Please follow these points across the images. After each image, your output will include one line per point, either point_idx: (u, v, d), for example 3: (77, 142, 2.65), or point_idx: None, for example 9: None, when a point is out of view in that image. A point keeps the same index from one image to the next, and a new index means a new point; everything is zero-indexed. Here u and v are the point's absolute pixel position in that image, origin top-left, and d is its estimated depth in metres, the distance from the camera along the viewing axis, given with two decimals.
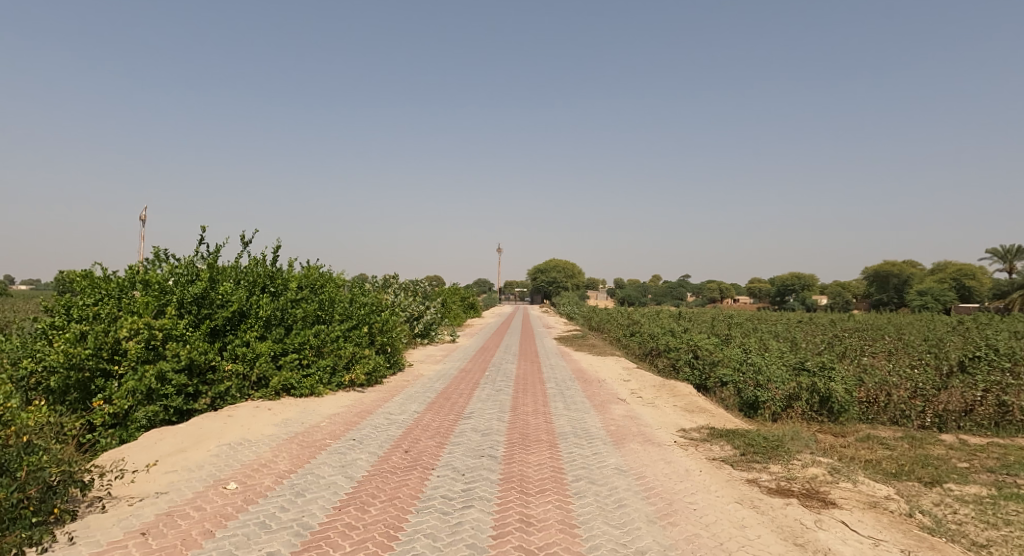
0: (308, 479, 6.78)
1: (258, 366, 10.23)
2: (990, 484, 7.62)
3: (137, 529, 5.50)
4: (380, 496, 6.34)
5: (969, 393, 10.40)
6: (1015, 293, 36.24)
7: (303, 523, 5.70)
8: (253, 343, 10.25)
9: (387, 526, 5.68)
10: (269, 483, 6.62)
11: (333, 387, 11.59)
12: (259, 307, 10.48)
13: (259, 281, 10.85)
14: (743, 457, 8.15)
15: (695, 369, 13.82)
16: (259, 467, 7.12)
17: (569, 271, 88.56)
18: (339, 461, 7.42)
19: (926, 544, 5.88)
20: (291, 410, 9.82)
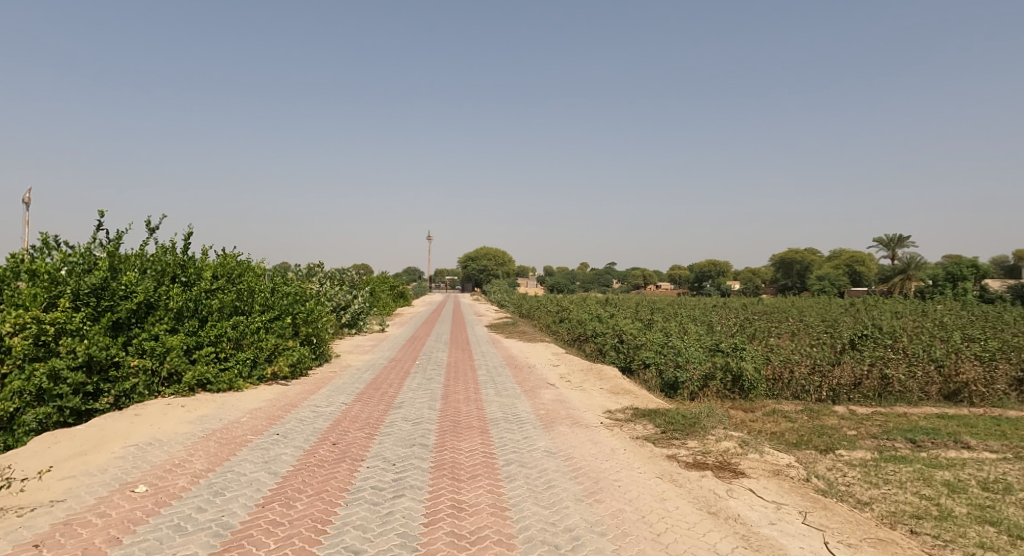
0: (228, 477, 6.69)
1: (169, 361, 9.87)
2: (873, 449, 8.54)
3: (30, 541, 5.30)
4: (307, 490, 6.37)
5: (857, 367, 11.56)
6: (897, 277, 39.92)
7: (223, 523, 5.66)
8: (163, 336, 9.85)
9: (315, 520, 5.74)
10: (183, 484, 6.49)
11: (254, 380, 11.32)
12: (168, 298, 10.08)
13: (168, 270, 10.42)
14: (663, 435, 8.69)
15: (621, 352, 14.38)
16: (171, 467, 6.94)
17: (499, 258, 89.09)
18: (262, 456, 7.35)
19: (820, 504, 6.53)
20: (207, 406, 9.58)
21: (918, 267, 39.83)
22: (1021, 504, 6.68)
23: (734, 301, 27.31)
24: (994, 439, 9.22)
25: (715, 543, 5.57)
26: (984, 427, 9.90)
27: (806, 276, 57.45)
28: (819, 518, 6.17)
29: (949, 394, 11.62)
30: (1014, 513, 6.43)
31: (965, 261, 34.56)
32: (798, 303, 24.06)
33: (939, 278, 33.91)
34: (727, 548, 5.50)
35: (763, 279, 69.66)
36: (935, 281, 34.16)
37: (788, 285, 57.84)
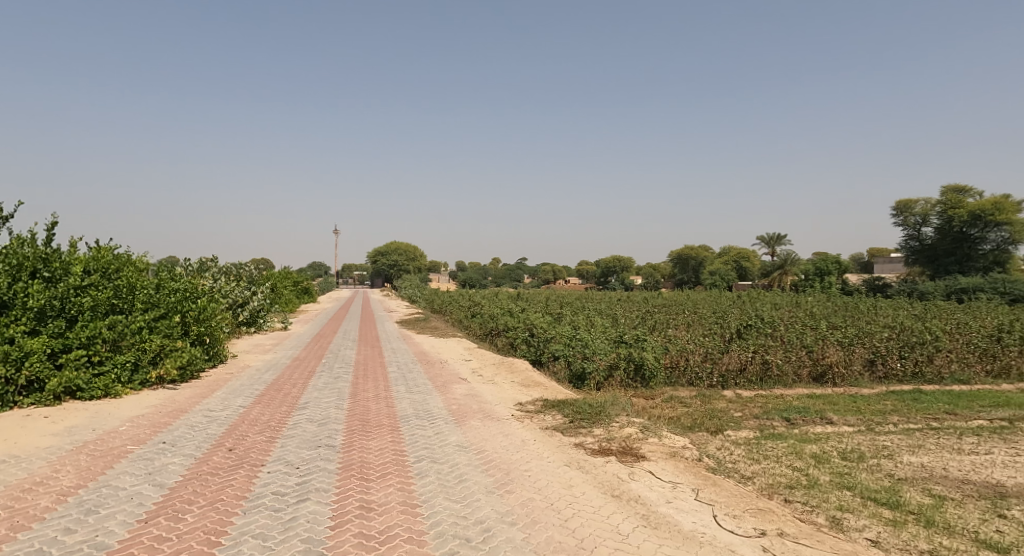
0: (103, 493, 6.31)
1: (28, 367, 9.15)
2: (755, 428, 9.40)
3: None
4: (198, 501, 6.14)
5: (743, 354, 12.64)
6: (777, 271, 43.52)
7: (97, 543, 5.37)
8: (21, 339, 9.07)
9: (208, 532, 5.57)
10: (46, 504, 6.06)
11: (135, 385, 10.67)
12: (26, 296, 9.29)
13: (27, 264, 9.56)
14: (571, 424, 9.09)
15: (531, 346, 14.71)
16: (32, 486, 6.46)
17: (408, 253, 87.94)
18: (144, 468, 6.98)
19: (710, 480, 7.12)
20: (77, 416, 8.92)
21: (793, 262, 43.57)
22: (873, 470, 7.65)
23: (634, 295, 28.79)
24: (853, 414, 10.43)
25: (618, 524, 5.92)
26: (844, 404, 11.18)
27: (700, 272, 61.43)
28: (709, 493, 6.72)
29: (817, 376, 13.06)
30: (868, 478, 7.35)
31: (831, 257, 38.43)
32: (693, 296, 25.77)
33: (809, 272, 37.52)
34: (629, 527, 5.86)
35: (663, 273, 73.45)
36: (807, 276, 37.70)
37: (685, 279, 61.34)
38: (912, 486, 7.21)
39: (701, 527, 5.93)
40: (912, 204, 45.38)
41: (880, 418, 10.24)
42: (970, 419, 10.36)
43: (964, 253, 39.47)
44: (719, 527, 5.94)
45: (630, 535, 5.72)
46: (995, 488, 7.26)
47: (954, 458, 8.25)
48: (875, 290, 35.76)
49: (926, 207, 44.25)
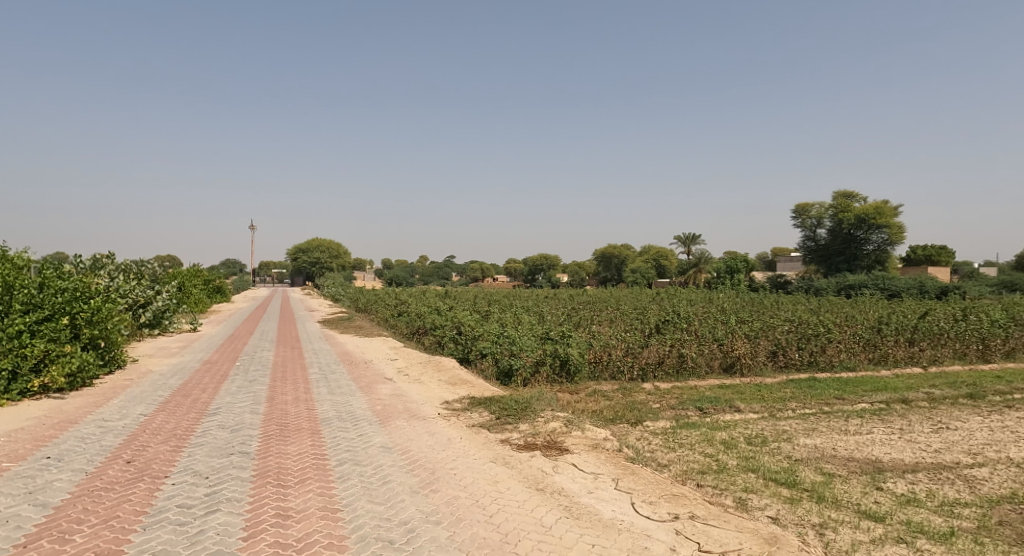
0: None
1: None
2: (671, 418, 9.91)
3: None
4: (90, 520, 5.79)
5: (661, 348, 13.29)
6: (692, 269, 45.76)
7: None
8: None
9: (101, 552, 5.28)
10: None
11: (13, 395, 9.90)
12: None
13: None
14: (497, 420, 9.23)
15: (458, 344, 14.76)
16: None
17: (331, 250, 85.51)
18: (25, 487, 6.49)
19: (628, 469, 7.44)
20: None
21: (706, 261, 45.78)
22: (774, 453, 8.27)
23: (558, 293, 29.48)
24: (757, 402, 11.20)
25: (541, 517, 6.09)
26: (750, 392, 11.98)
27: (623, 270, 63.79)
28: (628, 482, 7.03)
29: (727, 366, 13.95)
30: (769, 460, 7.95)
31: (740, 257, 40.76)
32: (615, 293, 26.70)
33: (720, 270, 39.62)
34: (552, 519, 6.05)
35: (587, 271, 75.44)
36: (718, 273, 39.78)
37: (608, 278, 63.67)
38: (807, 465, 7.86)
39: (619, 514, 6.21)
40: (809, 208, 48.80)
41: (780, 404, 11.06)
42: (856, 403, 11.39)
43: (852, 252, 42.99)
44: (637, 513, 6.25)
45: (553, 527, 5.91)
46: (874, 463, 8.06)
47: (842, 439, 9.06)
48: (777, 287, 38.25)
49: (819, 210, 47.68)
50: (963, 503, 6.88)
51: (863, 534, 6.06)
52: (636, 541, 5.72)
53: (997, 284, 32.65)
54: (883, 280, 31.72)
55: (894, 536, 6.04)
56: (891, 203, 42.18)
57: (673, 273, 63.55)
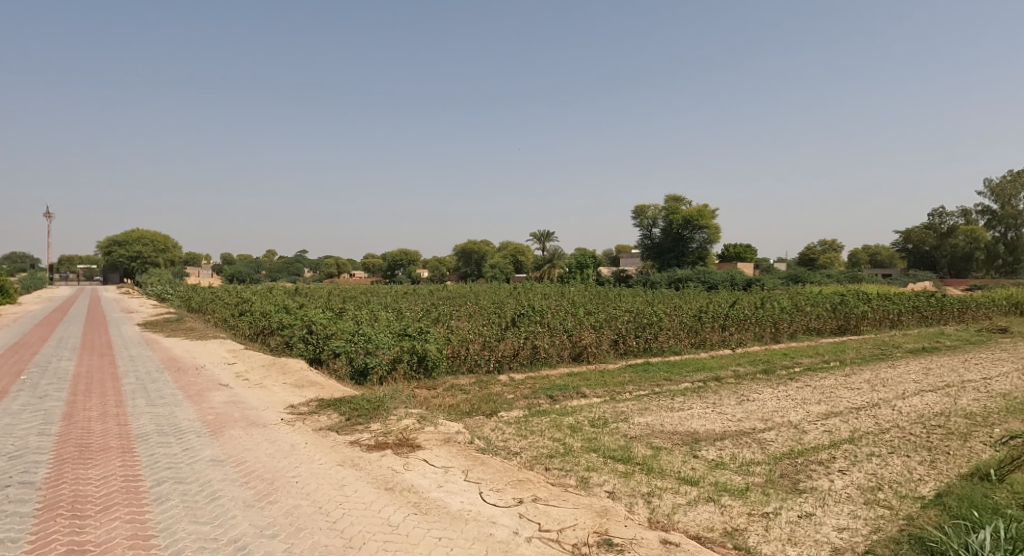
0: None
1: None
2: (524, 407, 10.24)
3: None
4: None
5: (517, 341, 13.65)
6: (546, 264, 47.83)
7: None
8: None
9: None
10: None
11: None
12: None
13: None
14: (347, 422, 8.87)
15: (309, 343, 13.97)
16: None
17: (160, 245, 76.92)
18: None
19: (478, 459, 7.52)
20: None
21: (558, 256, 47.87)
22: (613, 433, 8.88)
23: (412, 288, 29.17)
24: (600, 387, 11.94)
25: (388, 516, 5.96)
26: (594, 379, 12.74)
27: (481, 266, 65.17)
28: (478, 472, 7.11)
29: (575, 355, 14.75)
30: (609, 440, 8.52)
31: (588, 253, 43.27)
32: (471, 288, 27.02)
33: (571, 266, 41.77)
34: (400, 517, 5.94)
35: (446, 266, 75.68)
36: (569, 269, 41.87)
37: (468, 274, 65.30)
38: (639, 441, 8.54)
39: (468, 505, 6.27)
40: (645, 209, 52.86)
41: (619, 388, 11.90)
42: (680, 383, 12.60)
43: (680, 249, 47.72)
44: (484, 502, 6.34)
45: (400, 525, 5.80)
46: (692, 435, 8.98)
47: (669, 415, 9.96)
48: (620, 281, 41.10)
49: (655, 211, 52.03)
50: (757, 462, 7.91)
51: (682, 498, 6.79)
52: (482, 529, 5.80)
53: (789, 275, 37.94)
54: (704, 273, 35.37)
55: (706, 497, 6.84)
56: (709, 205, 47.16)
57: (527, 268, 65.76)
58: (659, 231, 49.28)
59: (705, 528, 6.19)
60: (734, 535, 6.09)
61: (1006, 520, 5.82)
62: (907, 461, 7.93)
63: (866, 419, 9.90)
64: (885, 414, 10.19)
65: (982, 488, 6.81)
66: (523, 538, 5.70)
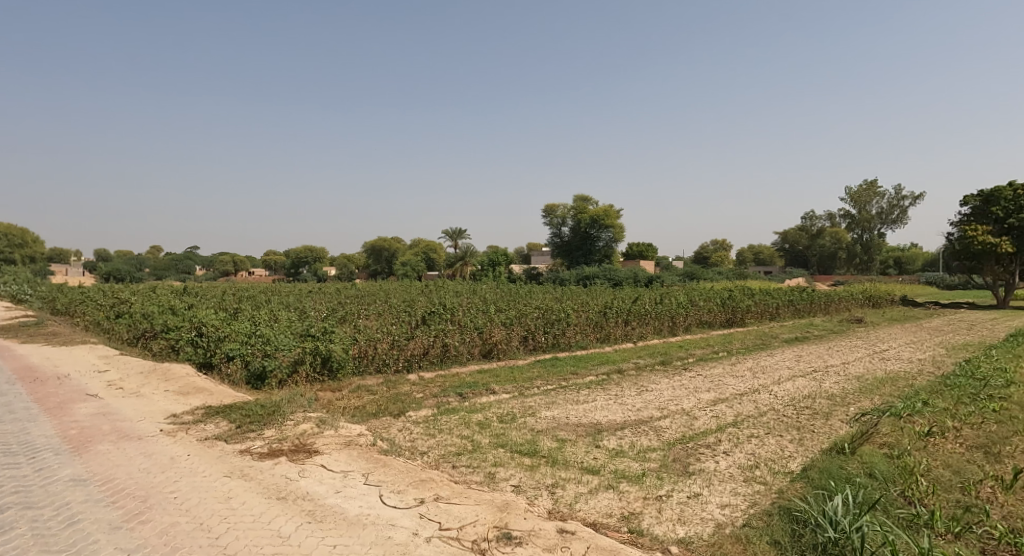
0: None
1: None
2: (432, 406, 10.07)
3: None
4: None
5: (427, 339, 13.44)
6: (457, 262, 47.63)
7: None
8: None
9: None
10: None
11: None
12: None
13: None
14: (237, 429, 8.33)
15: (198, 347, 13.00)
16: None
17: (26, 241, 69.21)
18: None
19: (380, 461, 7.29)
20: None
21: (470, 254, 47.89)
22: (521, 427, 8.93)
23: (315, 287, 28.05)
24: (509, 382, 12.00)
25: (279, 527, 5.64)
26: (504, 375, 12.80)
27: (390, 264, 63.86)
28: (379, 474, 6.90)
29: (485, 353, 14.75)
30: (516, 435, 8.56)
31: (500, 251, 43.62)
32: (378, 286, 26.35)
33: (483, 264, 41.97)
34: (291, 527, 5.64)
35: (354, 265, 73.59)
36: (481, 266, 42.01)
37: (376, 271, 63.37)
38: (545, 435, 8.65)
39: (366, 509, 6.06)
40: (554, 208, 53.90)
41: (527, 383, 12.01)
42: (585, 376, 12.91)
43: (588, 247, 49.07)
44: (383, 505, 6.16)
45: (291, 535, 5.51)
46: (595, 426, 9.21)
47: (574, 408, 10.16)
48: (531, 278, 41.71)
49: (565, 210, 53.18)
50: (653, 449, 8.24)
51: (584, 487, 6.96)
52: (380, 533, 5.63)
53: (685, 273, 40.06)
54: (609, 271, 36.58)
55: (606, 484, 7.04)
56: (614, 205, 49.00)
57: (438, 266, 65.24)
58: (568, 230, 50.51)
59: (603, 515, 6.37)
60: (631, 519, 6.31)
61: (856, 488, 6.60)
62: (781, 440, 8.57)
63: (747, 403, 10.60)
64: (763, 398, 10.97)
65: (839, 460, 7.44)
66: (422, 538, 5.59)
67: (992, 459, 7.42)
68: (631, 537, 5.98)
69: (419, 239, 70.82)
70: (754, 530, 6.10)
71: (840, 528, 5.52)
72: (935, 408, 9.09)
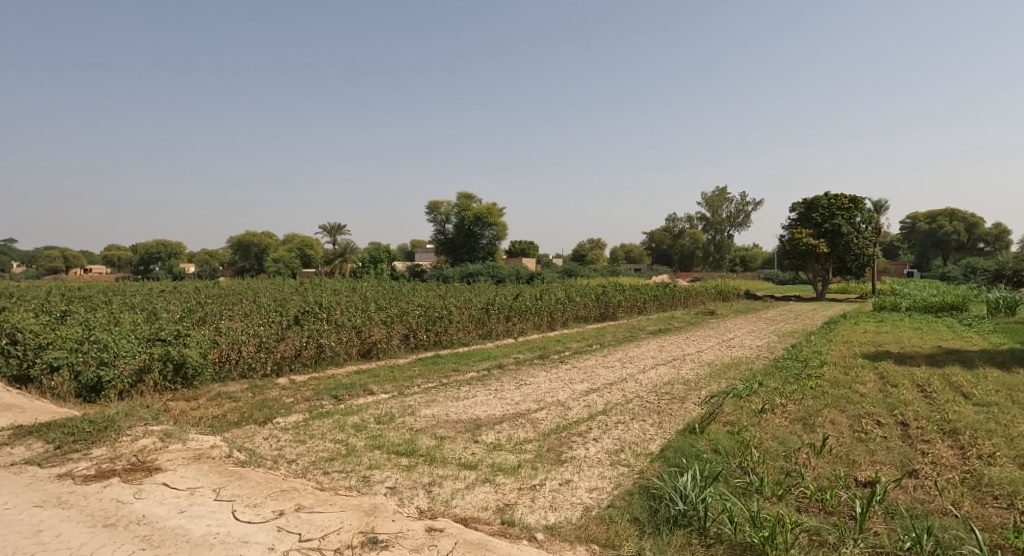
0: None
1: None
2: (304, 410, 9.58)
3: None
4: None
5: (299, 340, 12.77)
6: (335, 259, 45.81)
7: None
8: None
9: None
10: None
11: None
12: None
13: None
14: (58, 450, 7.37)
15: (15, 357, 11.26)
16: None
17: None
18: None
19: (235, 474, 6.80)
20: None
21: (350, 251, 46.33)
22: (399, 427, 8.75)
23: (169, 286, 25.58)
24: (389, 382, 11.73)
25: None
26: (383, 375, 12.49)
27: (261, 261, 59.96)
28: (232, 488, 6.43)
29: (363, 353, 14.34)
30: (394, 435, 8.37)
31: (382, 247, 42.58)
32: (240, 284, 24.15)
33: (364, 260, 40.77)
34: None
35: (221, 262, 68.40)
36: (362, 263, 40.73)
37: (245, 268, 59.15)
38: (424, 433, 8.55)
39: (214, 528, 5.64)
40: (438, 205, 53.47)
41: (407, 382, 11.82)
42: (466, 373, 12.93)
43: (471, 244, 49.26)
44: (235, 521, 5.76)
45: None
46: (475, 421, 9.25)
47: (454, 405, 10.14)
48: (414, 275, 41.14)
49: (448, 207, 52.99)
50: (529, 440, 8.42)
51: (461, 483, 6.96)
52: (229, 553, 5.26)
53: (564, 270, 41.52)
54: (492, 268, 36.98)
55: (483, 478, 7.09)
56: (497, 204, 49.65)
57: (315, 263, 62.40)
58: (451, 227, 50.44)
59: (478, 509, 6.41)
60: (504, 511, 6.41)
61: (703, 463, 7.30)
62: (644, 424, 9.12)
63: (616, 392, 11.19)
64: (630, 387, 11.63)
65: (689, 439, 8.12)
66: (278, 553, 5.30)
67: (807, 430, 8.34)
68: (501, 528, 6.07)
69: (294, 234, 67.25)
70: (617, 509, 6.42)
71: (688, 500, 6.20)
72: (767, 389, 10.35)
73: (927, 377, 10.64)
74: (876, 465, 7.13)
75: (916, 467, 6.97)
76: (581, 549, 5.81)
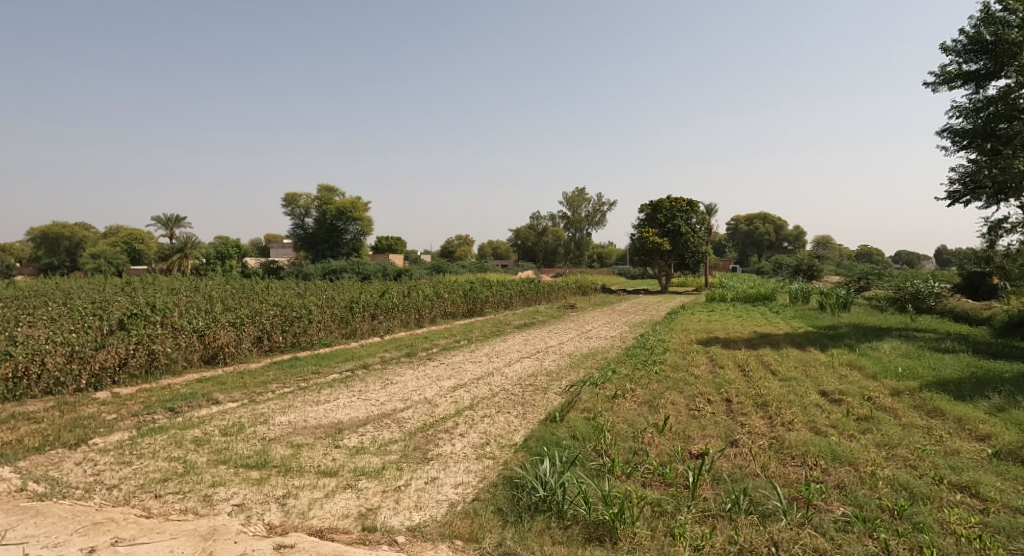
0: None
1: None
2: (130, 428, 8.58)
3: None
4: None
5: (123, 348, 11.38)
6: (174, 255, 41.70)
7: None
8: None
9: None
10: None
11: None
12: None
13: None
14: None
15: None
16: None
17: None
18: None
19: (28, 511, 5.93)
20: None
21: (191, 246, 42.45)
22: (249, 438, 8.15)
23: None
24: (238, 389, 10.90)
25: None
26: (232, 381, 11.57)
27: (77, 257, 53.03)
28: (21, 529, 5.60)
29: (208, 358, 13.20)
30: (243, 447, 7.79)
31: (231, 244, 39.47)
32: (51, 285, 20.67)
33: (210, 256, 37.60)
34: None
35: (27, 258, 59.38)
36: (206, 259, 37.49)
37: (54, 264, 51.76)
38: (279, 442, 8.05)
39: None
40: (296, 198, 50.45)
41: (261, 388, 11.06)
42: (328, 375, 12.37)
43: (335, 240, 47.18)
44: None
45: None
46: (336, 425, 8.88)
47: (313, 410, 9.67)
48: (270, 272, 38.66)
49: (307, 200, 50.26)
50: (393, 441, 8.26)
51: (319, 492, 6.65)
52: None
53: (431, 266, 41.31)
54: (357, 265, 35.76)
55: (344, 484, 6.83)
56: (361, 197, 47.94)
57: (152, 259, 56.36)
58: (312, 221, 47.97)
59: (337, 517, 6.18)
60: (366, 516, 6.24)
61: (562, 449, 7.62)
62: (509, 416, 9.33)
63: (482, 386, 11.36)
64: (495, 381, 11.84)
65: (550, 428, 8.45)
66: None
67: (651, 411, 9.03)
68: (360, 535, 5.90)
69: (118, 227, 60.11)
70: (481, 502, 6.52)
71: (548, 486, 6.40)
72: (619, 376, 11.06)
73: (745, 358, 12.02)
74: (706, 438, 7.91)
75: (737, 438, 7.82)
76: (442, 546, 5.81)
